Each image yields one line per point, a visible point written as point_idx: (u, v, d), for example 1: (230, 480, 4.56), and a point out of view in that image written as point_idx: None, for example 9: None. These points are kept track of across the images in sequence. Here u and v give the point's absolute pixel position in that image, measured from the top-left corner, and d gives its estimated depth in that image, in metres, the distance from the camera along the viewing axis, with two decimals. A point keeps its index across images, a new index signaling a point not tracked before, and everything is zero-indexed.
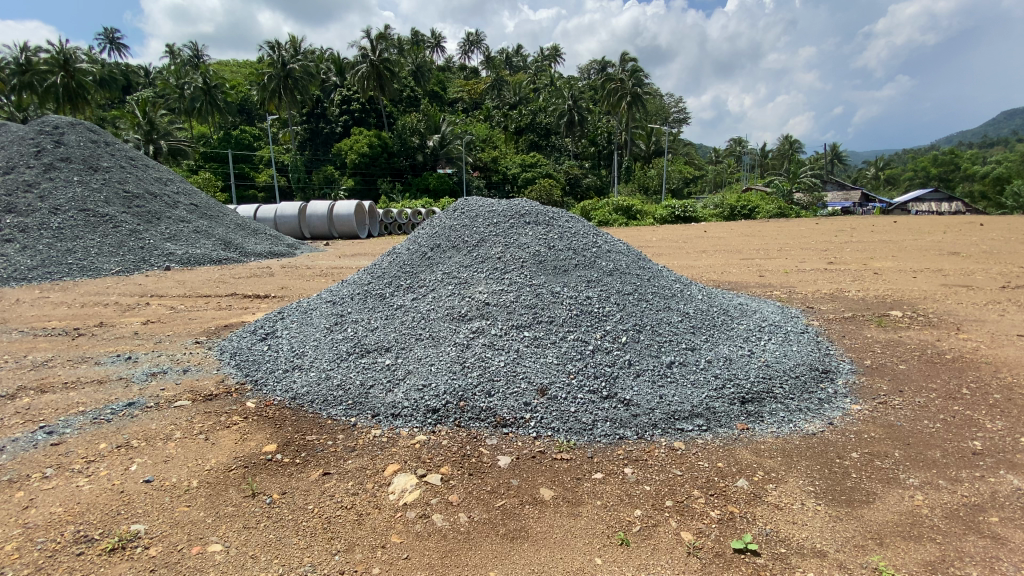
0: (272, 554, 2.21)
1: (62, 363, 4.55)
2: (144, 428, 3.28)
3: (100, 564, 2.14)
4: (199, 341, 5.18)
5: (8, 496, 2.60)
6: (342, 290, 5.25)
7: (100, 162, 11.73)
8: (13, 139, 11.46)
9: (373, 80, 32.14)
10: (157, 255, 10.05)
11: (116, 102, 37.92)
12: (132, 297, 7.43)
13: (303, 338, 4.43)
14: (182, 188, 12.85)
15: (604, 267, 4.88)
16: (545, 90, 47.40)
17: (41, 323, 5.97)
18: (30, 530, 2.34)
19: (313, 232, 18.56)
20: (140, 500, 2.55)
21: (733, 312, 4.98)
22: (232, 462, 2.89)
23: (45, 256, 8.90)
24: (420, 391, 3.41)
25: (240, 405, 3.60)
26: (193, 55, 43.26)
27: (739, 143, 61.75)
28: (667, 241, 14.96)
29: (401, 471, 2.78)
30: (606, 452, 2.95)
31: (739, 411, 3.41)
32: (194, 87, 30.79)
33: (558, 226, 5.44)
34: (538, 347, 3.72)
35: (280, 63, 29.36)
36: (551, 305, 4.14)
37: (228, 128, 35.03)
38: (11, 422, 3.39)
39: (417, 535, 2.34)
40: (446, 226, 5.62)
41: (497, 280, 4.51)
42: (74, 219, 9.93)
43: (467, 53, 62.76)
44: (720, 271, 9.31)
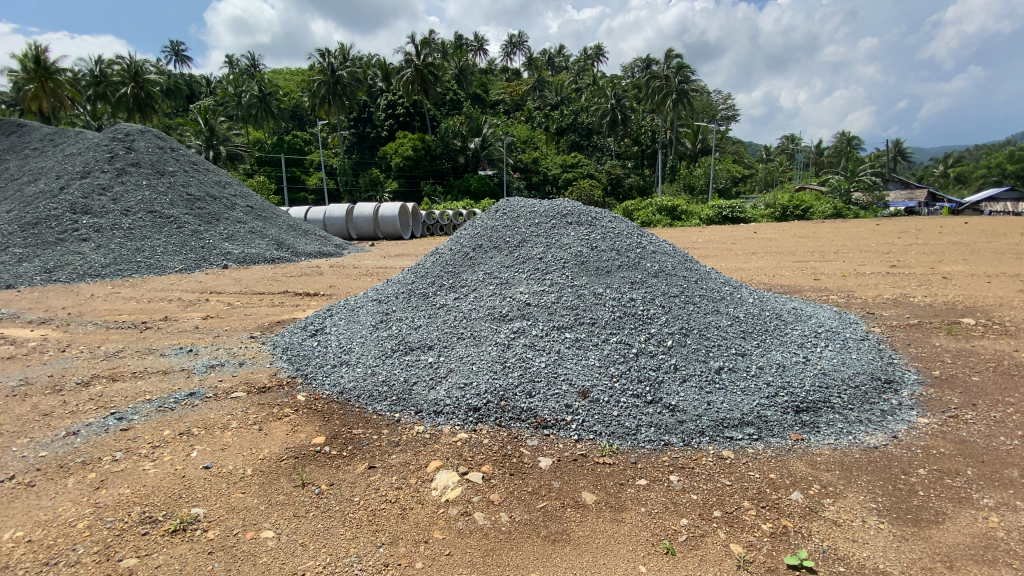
0: (320, 543, 2.28)
1: (131, 354, 4.88)
2: (203, 417, 3.46)
3: (163, 544, 2.28)
4: (254, 336, 5.43)
5: (81, 477, 2.80)
6: (387, 289, 5.37)
7: (166, 167, 12.52)
8: (89, 146, 12.35)
9: (417, 84, 32.83)
10: (215, 255, 10.61)
11: (179, 110, 40.40)
12: (193, 294, 7.89)
13: (350, 335, 4.56)
14: (239, 190, 13.54)
15: (648, 268, 4.77)
16: (588, 89, 47.06)
17: (114, 317, 6.41)
18: (101, 509, 2.51)
19: (359, 233, 19.06)
20: (199, 485, 2.69)
21: (786, 316, 4.75)
22: (284, 453, 3.00)
23: (116, 255, 9.56)
24: (461, 389, 3.44)
25: (291, 398, 3.74)
26: (250, 64, 45.55)
27: (791, 141, 59.22)
28: (715, 242, 14.50)
29: (444, 468, 2.81)
30: (650, 459, 2.87)
31: (793, 419, 3.25)
32: (250, 94, 32.39)
33: (601, 226, 5.36)
34: (579, 349, 3.67)
35: (329, 70, 30.50)
36: (594, 307, 4.08)
37: (281, 133, 36.68)
38: (85, 407, 3.66)
39: (459, 531, 2.35)
40: (488, 226, 5.65)
41: (539, 280, 4.49)
42: (142, 221, 10.66)
43: (509, 54, 63.35)
44: (771, 273, 8.95)
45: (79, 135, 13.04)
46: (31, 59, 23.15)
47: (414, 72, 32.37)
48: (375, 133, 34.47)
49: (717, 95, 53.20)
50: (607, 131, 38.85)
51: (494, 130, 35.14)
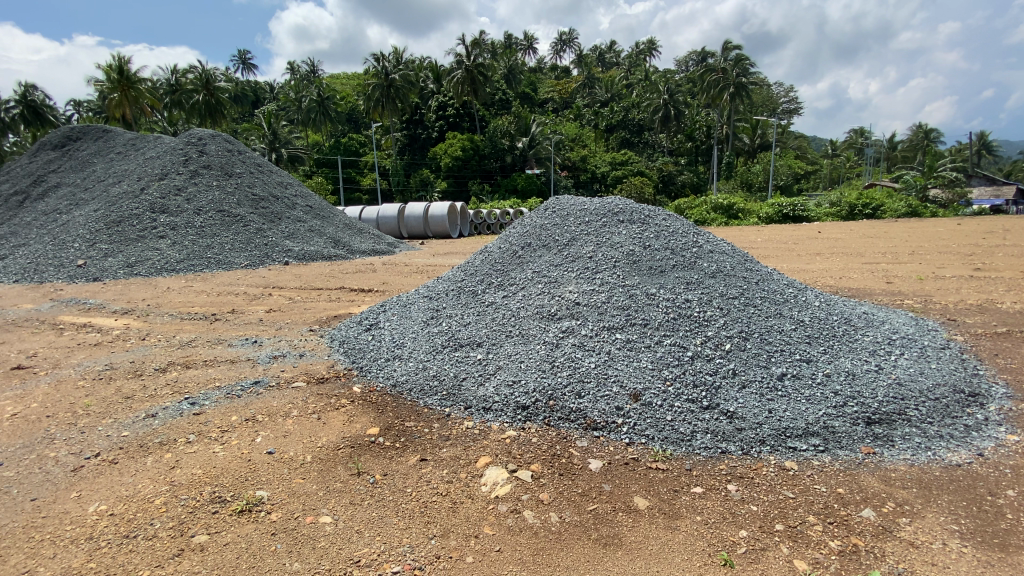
0: (374, 531, 2.34)
1: (203, 343, 5.22)
2: (267, 404, 3.65)
3: (232, 523, 2.41)
4: (313, 329, 5.67)
5: (159, 456, 3.02)
6: (438, 286, 5.46)
7: (233, 169, 13.31)
8: (167, 149, 13.30)
9: (467, 85, 33.46)
10: (278, 251, 11.18)
11: (246, 115, 42.93)
12: (257, 288, 8.35)
13: (402, 330, 4.67)
14: (299, 191, 14.21)
15: (705, 268, 4.60)
16: (639, 85, 46.12)
17: (186, 309, 6.88)
18: (176, 488, 2.69)
19: (410, 231, 19.57)
20: (263, 469, 2.83)
21: (856, 321, 4.45)
22: (340, 442, 3.11)
23: (189, 251, 10.26)
24: (509, 386, 3.44)
25: (347, 389, 3.88)
26: (310, 70, 47.78)
27: (860, 134, 55.68)
28: (775, 242, 13.81)
29: (493, 464, 2.82)
30: (706, 466, 2.76)
31: (864, 432, 3.03)
32: (310, 99, 33.91)
33: (654, 225, 5.21)
34: (630, 351, 3.59)
35: (383, 73, 31.45)
36: (646, 307, 3.98)
37: (337, 135, 38.25)
38: (163, 392, 3.95)
39: (508, 528, 2.35)
40: (537, 225, 5.62)
41: (589, 279, 4.42)
42: (213, 219, 11.39)
43: (558, 53, 63.33)
44: (838, 276, 8.43)
45: (157, 140, 14.07)
46: (116, 70, 25.22)
47: (464, 72, 33.10)
48: (426, 134, 35.24)
49: (778, 87, 50.64)
50: (659, 127, 37.89)
51: (542, 129, 35.14)
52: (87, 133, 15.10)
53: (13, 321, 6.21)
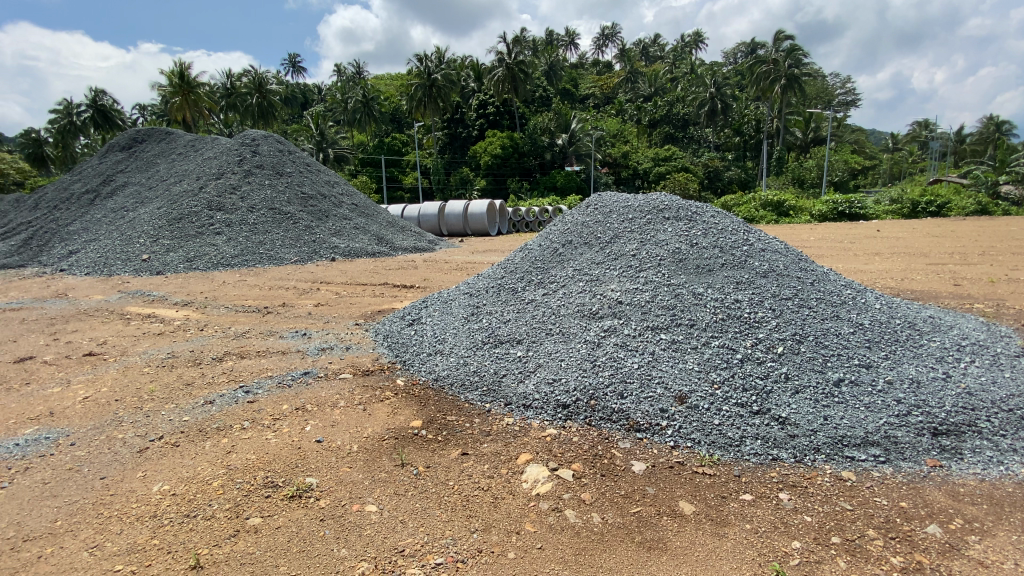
0: (418, 522, 2.39)
1: (256, 335, 5.47)
2: (316, 394, 3.78)
3: (283, 508, 2.51)
4: (359, 323, 5.84)
5: (217, 441, 3.18)
6: (479, 283, 5.50)
7: (284, 168, 13.86)
8: (223, 149, 13.97)
9: (508, 83, 33.58)
10: (325, 248, 11.57)
11: (295, 116, 44.61)
12: (306, 283, 8.67)
13: (443, 326, 4.74)
14: (345, 189, 14.65)
15: (755, 268, 4.43)
16: (684, 79, 44.92)
17: (240, 302, 7.22)
18: (232, 471, 2.83)
19: (450, 229, 19.84)
20: (313, 457, 2.94)
21: (922, 325, 4.17)
22: (385, 433, 3.18)
23: (243, 247, 10.76)
24: (550, 384, 3.42)
25: (391, 381, 3.99)
26: (356, 72, 49.22)
27: (925, 126, 52.31)
28: (830, 241, 13.16)
29: (534, 462, 2.81)
30: (756, 473, 2.66)
31: (929, 444, 2.84)
32: (355, 100, 34.87)
33: (702, 222, 5.07)
34: (675, 351, 3.50)
35: (426, 73, 31.97)
36: (693, 307, 3.87)
37: (381, 135, 39.18)
38: (220, 380, 4.16)
39: (550, 527, 2.34)
40: (579, 222, 5.57)
41: (632, 278, 4.34)
42: (265, 217, 11.91)
43: (600, 48, 62.64)
44: (900, 277, 7.94)
45: (214, 141, 14.78)
46: (178, 76, 26.74)
47: (505, 71, 33.20)
48: (466, 133, 35.56)
49: (835, 78, 48.13)
50: (705, 122, 36.78)
51: (582, 126, 34.83)
52: (152, 136, 16.08)
53: (86, 311, 6.69)
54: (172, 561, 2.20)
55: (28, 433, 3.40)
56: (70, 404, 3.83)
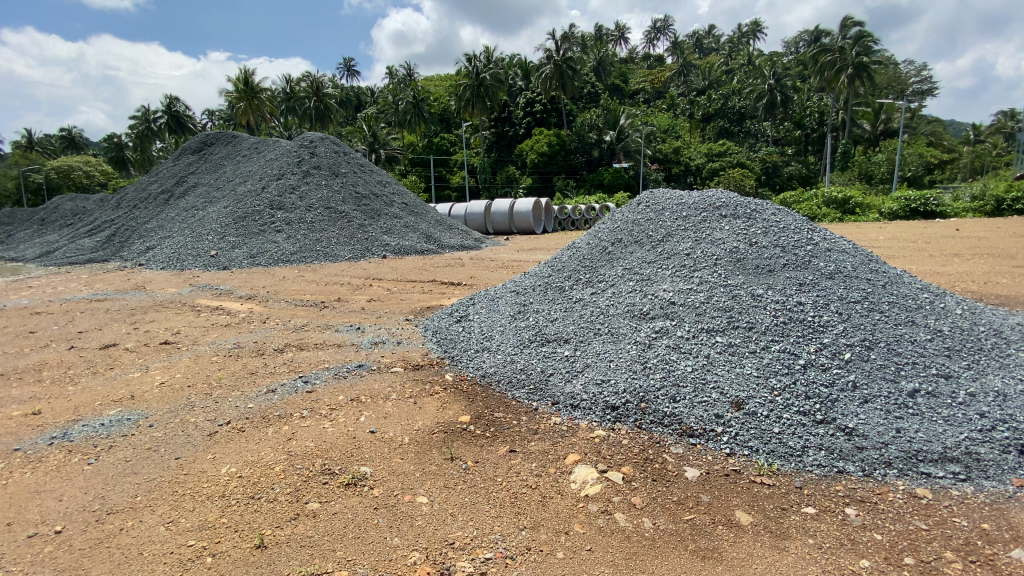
0: (467, 515, 2.42)
1: (314, 328, 5.71)
2: (370, 386, 3.92)
3: (339, 494, 2.62)
4: (409, 319, 6.00)
5: (279, 427, 3.35)
6: (525, 281, 5.50)
7: (339, 169, 14.40)
8: (284, 151, 14.65)
9: (555, 80, 33.42)
10: (376, 245, 11.93)
11: (349, 118, 46.27)
12: (359, 279, 8.97)
13: (490, 323, 4.78)
14: (396, 189, 15.05)
15: (820, 269, 4.20)
16: (740, 71, 43.13)
17: (299, 296, 7.58)
18: (293, 457, 2.97)
19: (496, 227, 19.99)
20: (367, 446, 3.04)
21: (1011, 333, 3.80)
22: (435, 426, 3.25)
23: (301, 244, 11.28)
24: (598, 385, 3.38)
25: (440, 376, 4.07)
26: (407, 73, 50.45)
27: (1014, 116, 47.67)
28: (900, 240, 12.27)
29: (582, 462, 2.79)
30: (819, 486, 2.52)
31: (1019, 462, 2.59)
32: (406, 101, 35.76)
33: (761, 221, 4.85)
34: (732, 356, 3.37)
35: (474, 73, 32.30)
36: (752, 309, 3.71)
37: (430, 134, 39.98)
38: (282, 370, 4.38)
39: (600, 529, 2.31)
40: (629, 220, 5.47)
41: (685, 278, 4.21)
42: (321, 215, 12.42)
43: (652, 41, 61.27)
44: (983, 280, 7.30)
45: (274, 143, 15.49)
46: (242, 82, 28.33)
47: (553, 68, 33.01)
48: (514, 131, 35.70)
49: (907, 66, 44.79)
50: (762, 115, 35.18)
51: (632, 122, 34.15)
52: (220, 139, 17.13)
53: (161, 302, 7.20)
54: (239, 539, 2.33)
55: (112, 414, 3.71)
56: (149, 388, 4.15)
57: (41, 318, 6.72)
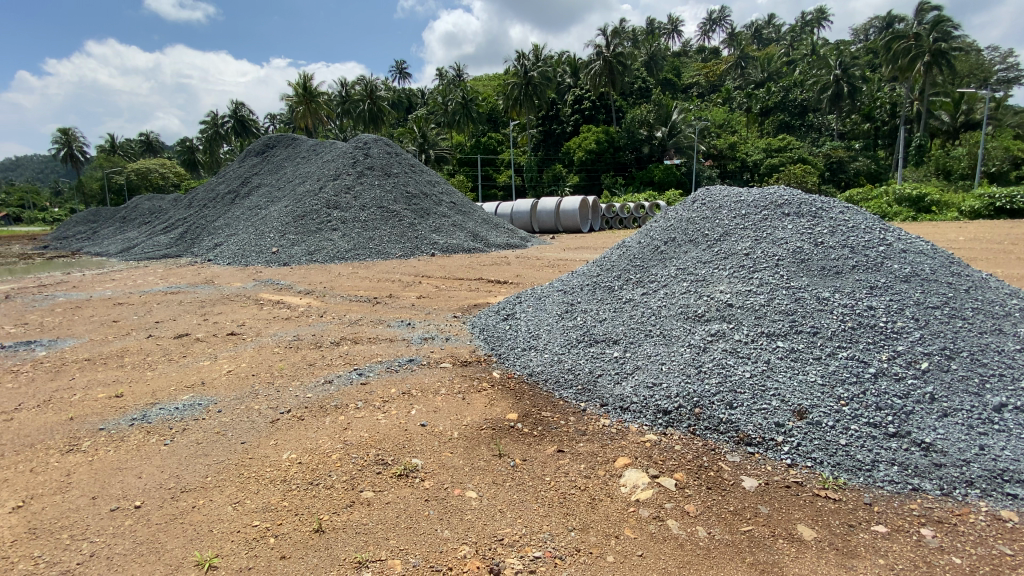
0: (516, 513, 2.43)
1: (367, 323, 5.92)
2: (420, 380, 4.01)
3: (392, 485, 2.70)
4: (457, 316, 6.08)
5: (335, 417, 3.50)
6: (573, 280, 5.45)
7: (391, 169, 14.82)
8: (339, 152, 15.23)
9: (605, 76, 32.91)
10: (425, 244, 12.19)
11: (400, 119, 47.54)
12: (409, 276, 9.19)
13: (538, 322, 4.77)
14: (445, 188, 15.32)
15: (894, 271, 3.93)
16: (802, 61, 40.95)
17: (353, 292, 7.86)
18: (349, 446, 3.08)
19: (542, 226, 19.94)
20: (418, 439, 3.11)
21: None
22: (483, 422, 3.28)
23: (355, 241, 11.70)
24: (649, 388, 3.30)
25: (488, 373, 4.11)
26: (456, 74, 51.19)
27: None
28: (982, 241, 11.29)
29: (633, 466, 2.74)
30: (891, 503, 2.35)
31: None
32: (455, 101, 36.30)
33: (828, 220, 4.59)
34: (794, 362, 3.20)
35: (523, 72, 32.35)
36: (817, 314, 3.52)
37: (478, 134, 40.46)
38: (338, 363, 4.55)
39: (652, 535, 2.25)
40: (683, 218, 5.31)
41: (744, 279, 4.05)
42: (374, 214, 12.83)
43: (707, 33, 59.33)
44: None
45: (331, 145, 16.14)
46: (302, 86, 29.66)
47: (603, 64, 32.54)
48: (561, 129, 35.53)
49: (991, 52, 41.10)
50: (827, 107, 33.20)
51: (684, 117, 33.14)
52: (281, 142, 18.00)
53: (228, 296, 7.67)
54: (299, 522, 2.45)
55: (184, 399, 3.98)
56: (218, 375, 4.44)
57: (124, 308, 7.30)
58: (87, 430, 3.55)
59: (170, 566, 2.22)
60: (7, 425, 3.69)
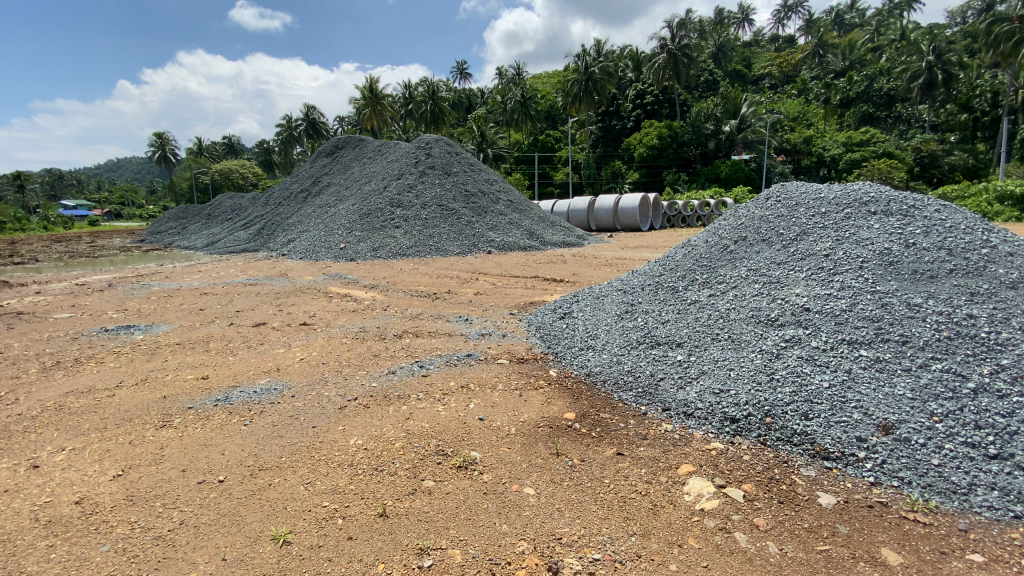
0: (575, 513, 2.41)
1: (428, 317, 6.08)
2: (478, 375, 4.08)
3: (451, 476, 2.76)
4: (512, 313, 6.12)
5: (398, 406, 3.63)
6: (633, 280, 5.33)
7: (452, 168, 15.13)
8: (403, 152, 15.73)
9: (669, 69, 31.84)
10: (483, 241, 12.36)
11: (461, 119, 48.42)
12: (466, 273, 9.35)
13: (596, 322, 4.71)
14: (502, 186, 15.45)
15: (1000, 277, 3.54)
16: (890, 46, 37.68)
17: (415, 287, 8.11)
18: (410, 436, 3.18)
19: (599, 224, 19.63)
20: (477, 433, 3.16)
21: None
22: (540, 420, 3.29)
23: (415, 239, 12.05)
24: (715, 395, 3.17)
25: (545, 371, 4.11)
26: (516, 72, 51.40)
27: None
28: None
29: (697, 474, 2.64)
30: (992, 532, 2.12)
31: None
32: (514, 100, 36.44)
33: (922, 219, 4.21)
34: (879, 373, 2.97)
35: (583, 68, 31.94)
36: (906, 321, 3.24)
37: (536, 132, 40.44)
38: (400, 355, 4.71)
39: (717, 547, 2.16)
40: (756, 216, 5.04)
41: (823, 282, 3.79)
42: (434, 212, 13.15)
43: (781, 21, 56.08)
44: None
45: (395, 145, 16.70)
46: (368, 89, 30.86)
47: (667, 57, 31.51)
48: (621, 125, 34.79)
49: None
50: (917, 96, 30.30)
51: (754, 110, 31.44)
52: (349, 143, 18.86)
53: (300, 289, 8.14)
54: (365, 506, 2.55)
55: (262, 383, 4.28)
56: (291, 362, 4.74)
57: (208, 298, 7.92)
58: (178, 408, 3.89)
59: (249, 537, 2.38)
60: (111, 400, 4.10)
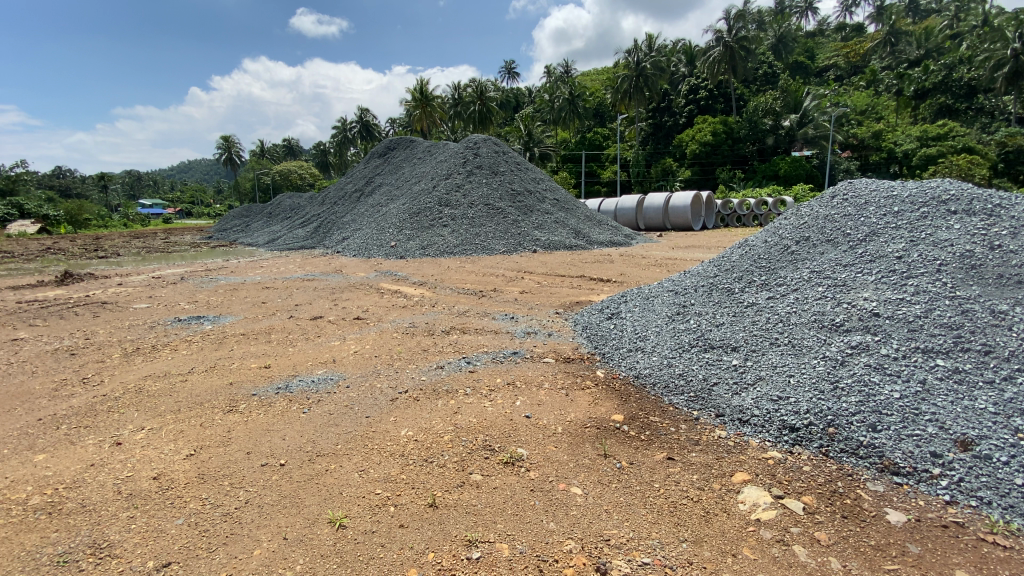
0: (623, 516, 2.39)
1: (474, 314, 6.16)
2: (524, 373, 4.09)
3: (498, 471, 2.79)
4: (559, 312, 6.11)
5: (445, 401, 3.71)
6: (685, 281, 5.19)
7: (499, 167, 15.23)
8: (452, 152, 15.99)
9: (725, 63, 30.68)
10: (528, 240, 12.39)
11: (509, 119, 48.64)
12: (512, 271, 9.41)
13: (645, 323, 4.62)
14: (549, 185, 15.40)
15: None
16: (975, 32, 34.62)
17: (462, 285, 8.24)
18: (458, 430, 3.24)
19: (647, 223, 19.22)
20: (524, 430, 3.18)
21: None
22: (587, 421, 3.27)
23: (462, 237, 12.25)
24: (773, 402, 3.04)
25: (591, 371, 4.08)
26: (565, 71, 51.06)
27: None
28: None
29: (753, 483, 2.55)
30: None
31: None
32: (562, 98, 36.21)
33: (1011, 219, 3.85)
34: (958, 385, 2.75)
35: (634, 64, 31.29)
36: (991, 330, 2.99)
37: (584, 130, 40.06)
38: (447, 351, 4.79)
39: (774, 559, 2.08)
40: (820, 215, 4.79)
41: (895, 286, 3.55)
42: (481, 211, 13.31)
43: (849, 9, 52.82)
44: None
45: (444, 145, 17.01)
46: (419, 91, 31.55)
47: (723, 50, 30.36)
48: (672, 121, 33.85)
49: None
50: (1004, 86, 27.65)
51: (817, 103, 29.75)
52: (400, 144, 19.38)
53: (353, 284, 8.45)
54: (415, 496, 2.63)
55: (318, 373, 4.49)
56: (346, 354, 4.94)
57: (269, 291, 8.37)
58: (243, 394, 4.15)
59: (307, 519, 2.51)
60: (184, 385, 4.43)
